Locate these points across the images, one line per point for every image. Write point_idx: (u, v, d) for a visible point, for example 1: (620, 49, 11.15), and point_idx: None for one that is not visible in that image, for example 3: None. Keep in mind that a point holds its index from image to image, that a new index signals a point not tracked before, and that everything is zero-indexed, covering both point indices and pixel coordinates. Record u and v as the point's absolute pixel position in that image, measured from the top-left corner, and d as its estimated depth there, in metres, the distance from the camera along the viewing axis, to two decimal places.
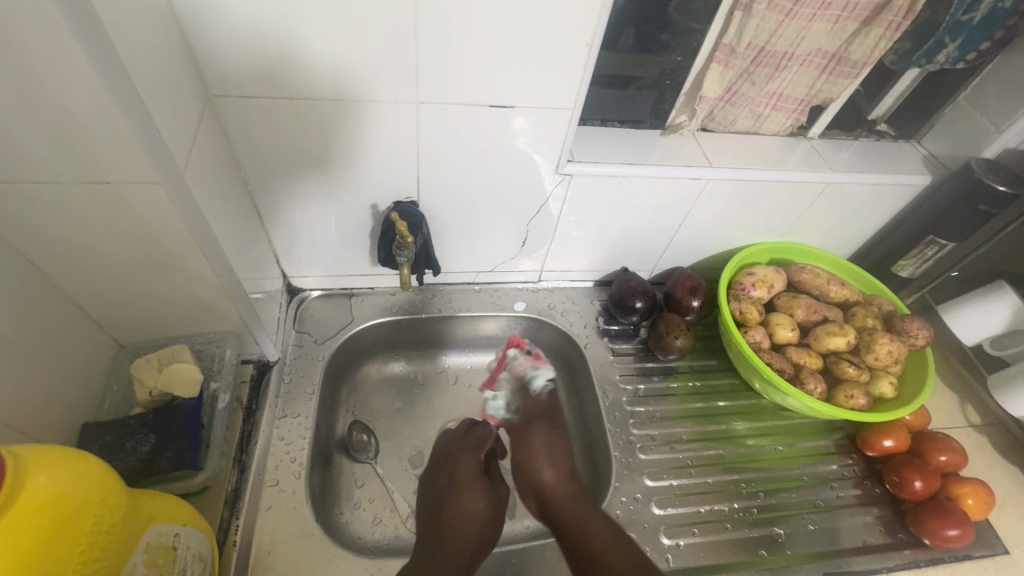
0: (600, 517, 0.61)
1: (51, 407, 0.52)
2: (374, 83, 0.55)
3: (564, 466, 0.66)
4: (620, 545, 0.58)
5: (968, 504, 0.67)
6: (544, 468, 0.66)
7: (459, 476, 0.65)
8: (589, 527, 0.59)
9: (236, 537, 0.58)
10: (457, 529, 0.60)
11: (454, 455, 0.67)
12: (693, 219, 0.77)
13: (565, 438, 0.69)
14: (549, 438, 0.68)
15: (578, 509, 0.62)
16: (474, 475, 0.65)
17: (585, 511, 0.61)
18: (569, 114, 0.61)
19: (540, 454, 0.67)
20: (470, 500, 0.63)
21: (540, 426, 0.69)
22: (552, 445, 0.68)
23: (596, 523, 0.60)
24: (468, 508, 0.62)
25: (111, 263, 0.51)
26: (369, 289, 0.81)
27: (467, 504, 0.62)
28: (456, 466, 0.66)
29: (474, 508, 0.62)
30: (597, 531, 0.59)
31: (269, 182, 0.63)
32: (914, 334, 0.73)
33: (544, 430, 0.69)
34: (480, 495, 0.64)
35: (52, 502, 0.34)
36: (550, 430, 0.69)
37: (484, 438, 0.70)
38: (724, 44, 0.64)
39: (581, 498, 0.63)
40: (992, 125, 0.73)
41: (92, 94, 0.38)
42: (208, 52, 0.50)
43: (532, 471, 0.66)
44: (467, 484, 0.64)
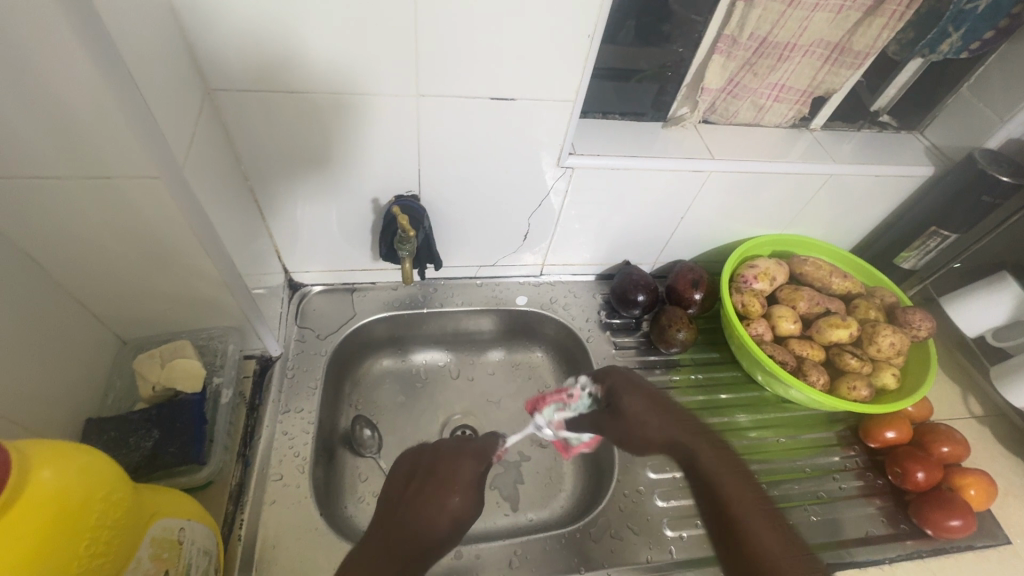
0: (731, 465, 0.54)
1: (54, 403, 0.52)
2: (374, 77, 0.55)
3: (676, 421, 0.59)
4: (736, 469, 0.54)
5: (970, 495, 0.67)
6: (654, 430, 0.59)
7: (446, 473, 0.58)
8: (709, 459, 0.54)
9: (241, 531, 0.58)
10: (414, 535, 0.52)
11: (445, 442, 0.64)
12: (695, 212, 0.77)
13: (629, 381, 0.63)
14: (628, 398, 0.61)
15: (742, 491, 0.52)
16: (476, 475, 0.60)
17: (698, 442, 0.56)
18: (571, 106, 0.61)
19: (629, 396, 0.62)
20: (448, 496, 0.56)
21: (630, 386, 0.62)
22: (676, 412, 0.60)
23: (722, 461, 0.54)
24: (444, 502, 0.55)
25: (112, 258, 0.51)
26: (370, 283, 0.81)
27: (446, 497, 0.56)
28: (455, 469, 0.59)
29: (447, 503, 0.55)
30: (712, 453, 0.55)
31: (269, 177, 0.63)
32: (917, 326, 0.73)
33: (638, 391, 0.62)
34: (461, 497, 0.56)
35: (55, 498, 0.34)
36: (636, 390, 0.62)
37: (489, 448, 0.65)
38: (726, 35, 0.64)
39: (709, 440, 0.56)
40: (995, 116, 0.72)
41: (91, 89, 0.38)
42: (207, 46, 0.49)
43: (653, 431, 0.59)
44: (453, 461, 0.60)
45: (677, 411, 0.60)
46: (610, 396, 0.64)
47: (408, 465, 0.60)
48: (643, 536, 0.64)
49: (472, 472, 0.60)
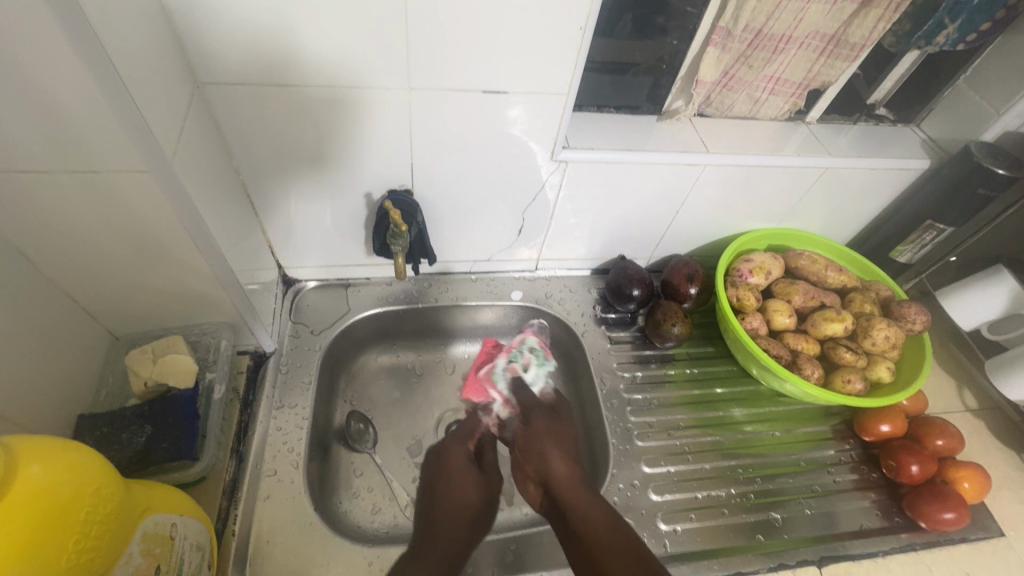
0: (604, 516, 0.53)
1: (45, 398, 0.52)
2: (366, 71, 0.54)
3: (571, 459, 0.61)
4: (608, 517, 0.53)
5: (965, 487, 0.68)
6: (556, 458, 0.60)
7: (450, 474, 0.61)
8: (582, 509, 0.54)
9: (235, 527, 0.58)
10: (449, 514, 0.57)
11: (445, 449, 0.64)
12: (690, 206, 0.76)
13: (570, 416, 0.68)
14: (557, 429, 0.64)
15: (596, 513, 0.53)
16: (465, 466, 0.62)
17: (580, 493, 0.56)
18: (564, 100, 0.61)
19: (545, 431, 0.64)
20: (462, 489, 0.59)
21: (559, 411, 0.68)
22: (558, 433, 0.64)
23: (576, 485, 0.57)
24: (461, 493, 0.59)
25: (103, 254, 0.51)
26: (365, 278, 0.81)
27: (458, 493, 0.59)
28: (447, 464, 0.62)
29: (467, 493, 0.59)
30: (589, 499, 0.55)
31: (261, 172, 0.62)
32: (911, 320, 0.73)
33: (556, 422, 0.65)
34: (476, 491, 0.60)
35: (44, 492, 0.34)
36: (559, 424, 0.65)
37: (470, 433, 0.68)
38: (720, 27, 0.63)
39: (592, 500, 0.55)
40: (991, 108, 0.72)
41: (76, 81, 0.37)
42: (197, 39, 0.49)
43: (547, 469, 0.60)
44: (460, 475, 0.61)
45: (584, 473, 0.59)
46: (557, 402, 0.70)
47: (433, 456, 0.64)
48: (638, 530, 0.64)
49: (463, 456, 0.64)
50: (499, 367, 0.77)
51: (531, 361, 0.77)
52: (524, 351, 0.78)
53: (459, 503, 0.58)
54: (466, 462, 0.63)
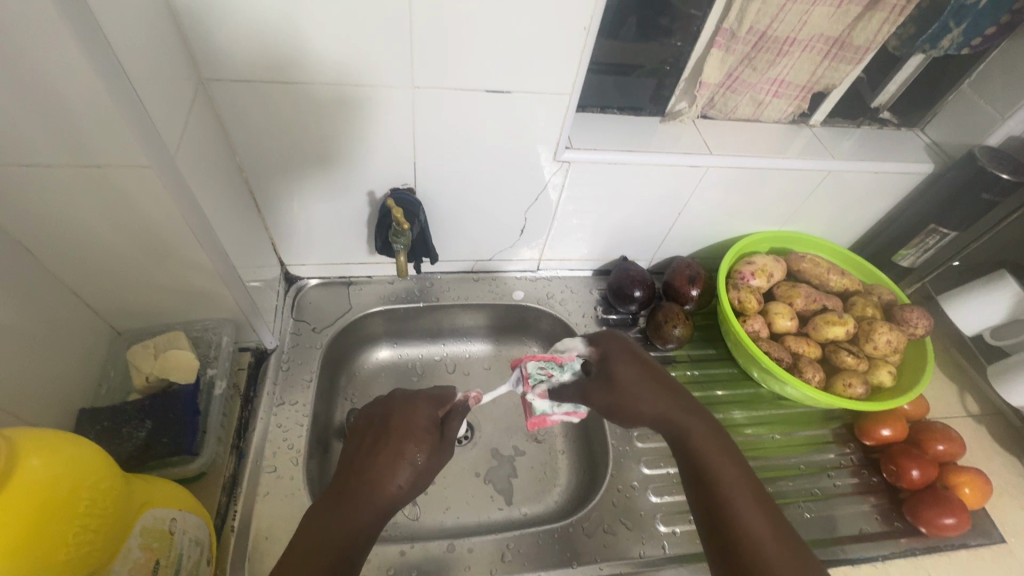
0: (723, 449, 0.51)
1: (47, 391, 0.52)
2: (370, 69, 0.54)
3: (660, 391, 0.54)
4: (735, 459, 0.50)
5: (965, 493, 0.67)
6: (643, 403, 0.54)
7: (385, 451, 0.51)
8: (699, 438, 0.51)
9: (234, 522, 0.58)
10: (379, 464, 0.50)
11: (410, 410, 0.56)
12: (693, 207, 0.76)
13: (628, 351, 0.58)
14: (647, 370, 0.56)
15: (722, 455, 0.50)
16: (427, 429, 0.54)
17: (684, 421, 0.53)
18: (568, 99, 0.61)
19: (623, 367, 0.57)
20: (403, 457, 0.51)
21: (626, 356, 0.58)
22: (655, 374, 0.56)
23: (689, 411, 0.53)
24: (392, 473, 0.49)
25: (107, 250, 0.51)
26: (367, 277, 0.81)
27: (393, 461, 0.50)
28: (410, 416, 0.55)
29: (398, 473, 0.50)
30: (703, 430, 0.52)
31: (264, 169, 0.63)
32: (913, 324, 0.73)
33: (636, 364, 0.57)
34: (423, 451, 0.52)
35: (42, 485, 0.34)
36: (635, 360, 0.57)
37: (443, 398, 0.60)
38: (724, 29, 0.63)
39: (696, 411, 0.53)
40: (995, 113, 0.72)
41: (81, 75, 0.37)
42: (202, 37, 0.49)
43: (645, 405, 0.54)
44: (393, 451, 0.51)
45: (668, 381, 0.56)
46: (608, 365, 0.58)
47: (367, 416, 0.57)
48: (637, 531, 0.64)
49: (432, 416, 0.56)
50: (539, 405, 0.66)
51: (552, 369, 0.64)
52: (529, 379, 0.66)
53: (383, 482, 0.49)
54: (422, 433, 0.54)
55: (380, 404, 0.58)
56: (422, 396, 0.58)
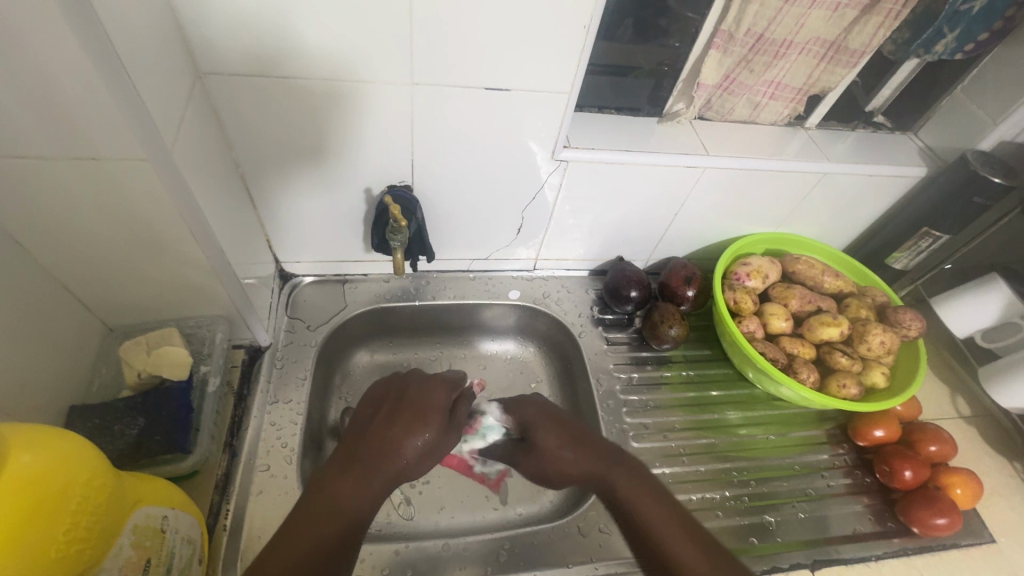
0: (647, 492, 0.52)
1: (38, 387, 0.51)
2: (367, 64, 0.54)
3: (574, 448, 0.57)
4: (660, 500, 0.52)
5: (957, 493, 0.68)
6: (565, 463, 0.58)
7: (393, 432, 0.52)
8: (620, 487, 0.53)
9: (226, 521, 0.57)
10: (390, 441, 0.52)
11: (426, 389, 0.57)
12: (689, 208, 0.77)
13: (545, 414, 0.62)
14: (558, 421, 0.61)
15: (645, 499, 0.52)
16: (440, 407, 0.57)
17: (608, 474, 0.54)
18: (566, 98, 0.61)
19: (540, 430, 0.61)
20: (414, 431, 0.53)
21: (543, 419, 0.62)
22: (563, 425, 0.60)
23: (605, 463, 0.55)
24: (400, 448, 0.51)
25: (100, 245, 0.51)
26: (362, 275, 0.81)
27: (402, 437, 0.52)
28: (427, 394, 0.57)
29: (404, 451, 0.51)
30: (622, 480, 0.53)
31: (260, 165, 0.62)
32: (906, 326, 0.73)
33: (554, 426, 0.60)
34: (430, 430, 0.54)
35: (33, 481, 0.34)
36: (550, 422, 0.61)
37: (455, 382, 0.61)
38: (723, 30, 0.64)
39: (617, 461, 0.55)
40: (987, 118, 0.73)
41: (77, 67, 0.37)
42: (199, 29, 0.49)
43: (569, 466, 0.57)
44: (409, 424, 0.53)
45: (584, 437, 0.58)
46: (526, 429, 0.63)
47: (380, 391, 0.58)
48: None
49: (447, 399, 0.58)
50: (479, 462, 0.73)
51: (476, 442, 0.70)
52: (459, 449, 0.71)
53: (393, 456, 0.51)
54: (432, 411, 0.56)
55: (396, 379, 0.60)
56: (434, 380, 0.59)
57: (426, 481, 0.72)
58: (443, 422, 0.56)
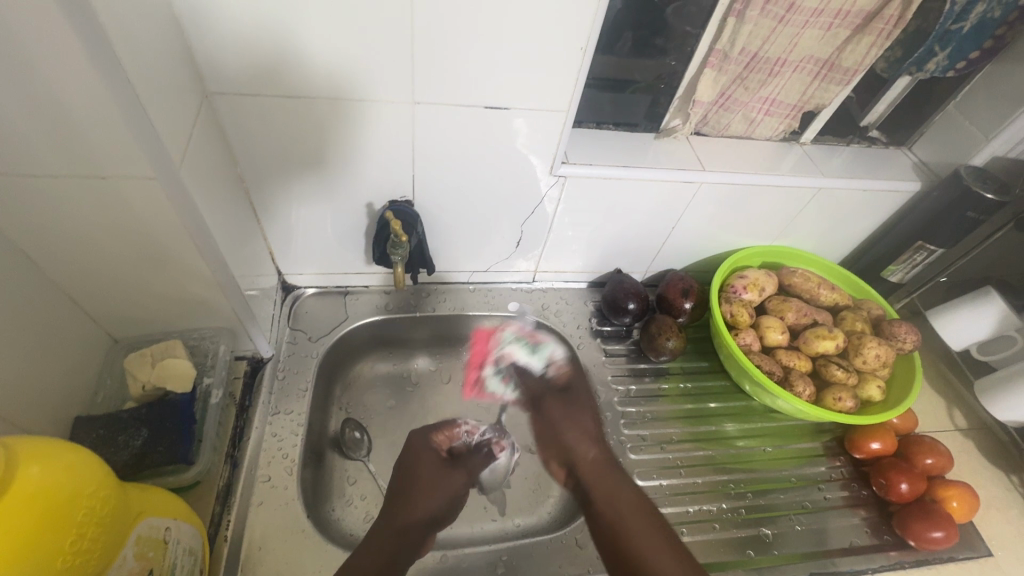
0: (636, 496, 0.58)
1: (44, 398, 0.52)
2: (371, 83, 0.55)
3: (595, 440, 0.66)
4: (640, 503, 0.57)
5: (953, 506, 0.68)
6: (579, 444, 0.65)
7: (419, 481, 0.63)
8: (620, 490, 0.59)
9: (227, 532, 0.58)
10: (422, 484, 0.63)
11: (413, 445, 0.67)
12: (686, 222, 0.78)
13: (588, 388, 0.74)
14: (570, 411, 0.70)
15: (633, 503, 0.57)
16: (438, 467, 0.66)
17: (613, 480, 0.60)
18: (564, 116, 0.62)
19: (575, 412, 0.70)
20: (419, 502, 0.61)
21: (586, 399, 0.72)
22: (576, 416, 0.69)
23: (606, 467, 0.62)
24: (417, 508, 0.61)
25: (109, 260, 0.52)
26: (363, 287, 0.82)
27: (416, 504, 0.61)
28: (419, 463, 0.65)
29: (433, 497, 0.62)
30: (622, 489, 0.59)
31: (263, 179, 0.63)
32: (902, 338, 0.74)
33: (579, 411, 0.70)
34: (439, 494, 0.63)
35: (43, 493, 0.35)
36: (585, 403, 0.71)
37: (443, 430, 0.70)
38: (718, 50, 0.65)
39: (615, 466, 0.63)
40: (981, 133, 0.74)
41: (90, 91, 0.38)
42: (207, 49, 0.50)
43: (569, 449, 0.66)
44: (430, 484, 0.63)
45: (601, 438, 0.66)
46: (569, 385, 0.74)
47: (412, 453, 0.66)
48: None
49: (434, 460, 0.66)
50: (491, 371, 0.80)
51: (519, 350, 0.79)
52: (506, 343, 0.80)
53: (408, 509, 0.60)
54: (436, 467, 0.65)
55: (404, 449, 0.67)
56: (434, 438, 0.68)
57: None
58: (441, 468, 0.66)
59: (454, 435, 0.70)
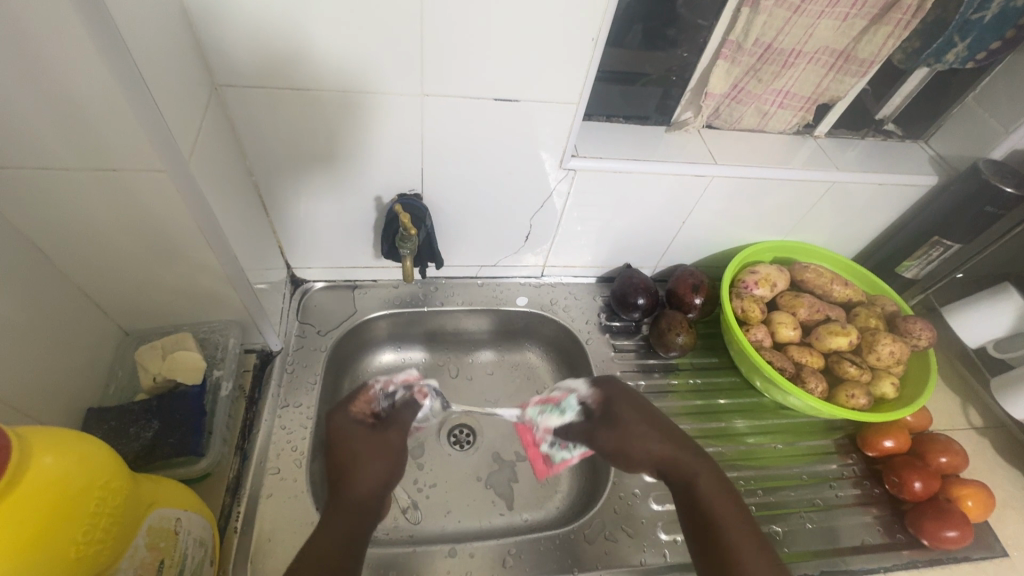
0: (722, 489, 0.54)
1: (56, 390, 0.52)
2: (380, 76, 0.55)
3: (661, 434, 0.59)
4: (741, 512, 0.52)
5: (968, 506, 0.67)
6: (642, 441, 0.59)
7: (350, 451, 0.56)
8: (705, 485, 0.54)
9: (237, 523, 0.58)
10: (353, 461, 0.55)
11: (331, 418, 0.59)
12: (697, 216, 0.77)
13: (624, 391, 0.64)
14: (641, 414, 0.61)
15: (725, 508, 0.52)
16: (368, 438, 0.58)
17: (692, 466, 0.56)
18: (574, 109, 0.61)
19: (633, 426, 0.60)
20: (360, 474, 0.54)
21: (633, 407, 0.62)
22: (629, 430, 0.60)
23: (679, 452, 0.57)
24: (361, 476, 0.54)
25: (119, 253, 0.52)
26: (372, 281, 0.82)
27: (358, 473, 0.54)
28: (345, 438, 0.57)
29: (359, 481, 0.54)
30: (711, 484, 0.54)
31: (272, 172, 0.63)
32: (916, 335, 0.73)
33: (628, 400, 0.62)
34: (381, 463, 0.56)
35: (57, 482, 0.35)
36: (632, 400, 0.63)
37: (361, 396, 0.62)
38: (731, 41, 0.64)
39: (699, 457, 0.56)
40: (1000, 126, 0.72)
41: (100, 83, 0.38)
42: (216, 42, 0.50)
43: (637, 449, 0.59)
44: (367, 450, 0.57)
45: (670, 431, 0.59)
46: (607, 406, 0.64)
47: (339, 423, 0.59)
48: (638, 539, 0.64)
49: (361, 431, 0.58)
50: (548, 444, 0.74)
51: (552, 416, 0.72)
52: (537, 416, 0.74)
53: (351, 488, 0.53)
54: (369, 436, 0.58)
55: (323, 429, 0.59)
56: (352, 408, 0.61)
57: (433, 485, 0.72)
58: (375, 436, 0.59)
59: (371, 398, 0.63)
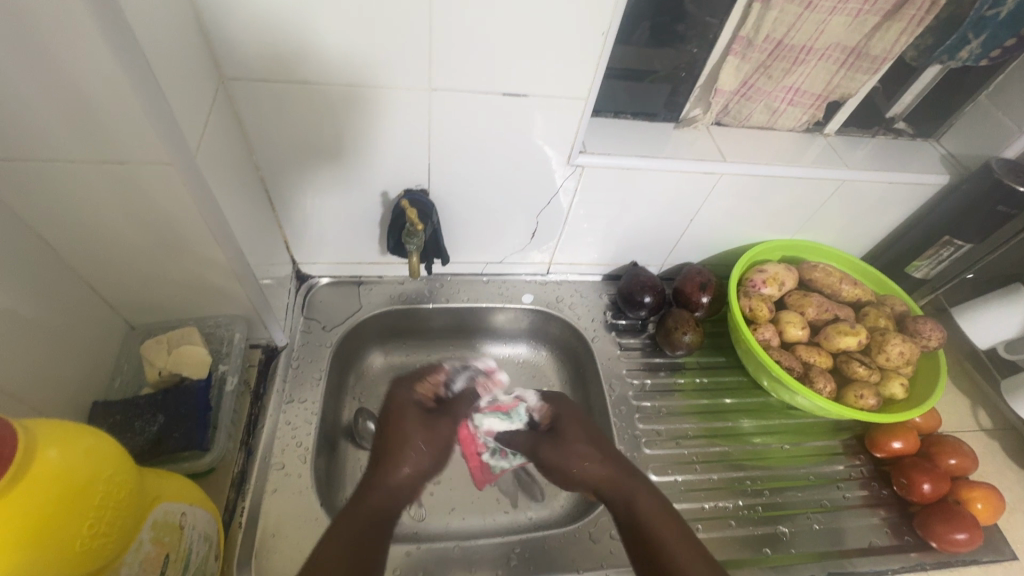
0: (660, 505, 0.57)
1: (62, 383, 0.52)
2: (386, 70, 0.55)
3: (602, 457, 0.62)
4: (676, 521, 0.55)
5: (977, 508, 0.67)
6: (582, 463, 0.62)
7: (401, 432, 0.62)
8: (642, 501, 0.57)
9: (242, 518, 0.58)
10: (401, 441, 0.61)
11: (393, 393, 0.66)
12: (705, 214, 0.76)
13: (575, 416, 0.68)
14: (588, 436, 0.65)
15: (660, 518, 0.55)
16: (419, 423, 0.63)
17: (633, 485, 0.59)
18: (583, 105, 0.61)
19: (572, 448, 0.64)
20: (400, 458, 0.59)
21: (578, 434, 0.65)
22: (569, 446, 0.64)
23: (617, 473, 0.60)
24: (405, 459, 0.59)
25: (125, 246, 0.52)
26: (377, 277, 0.81)
27: (398, 458, 0.59)
28: (401, 419, 0.63)
29: (401, 463, 0.59)
30: (650, 502, 0.57)
31: (278, 167, 0.63)
32: (926, 336, 0.72)
33: (577, 426, 0.66)
34: (427, 450, 0.61)
35: (61, 476, 0.35)
36: (579, 426, 0.66)
37: (426, 378, 0.69)
38: (741, 37, 0.64)
39: (633, 476, 0.60)
40: (1013, 125, 0.72)
41: (108, 75, 0.38)
42: (224, 35, 0.50)
43: (577, 470, 0.62)
44: (419, 431, 0.62)
45: (613, 455, 0.63)
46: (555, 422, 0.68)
47: (399, 402, 0.65)
48: None
49: (416, 416, 0.64)
50: (488, 454, 0.71)
51: (498, 422, 0.71)
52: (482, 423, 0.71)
53: (391, 470, 0.58)
54: (421, 423, 0.63)
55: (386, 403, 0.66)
56: (416, 389, 0.67)
57: (438, 482, 0.72)
58: (428, 422, 0.64)
59: (438, 383, 0.70)
